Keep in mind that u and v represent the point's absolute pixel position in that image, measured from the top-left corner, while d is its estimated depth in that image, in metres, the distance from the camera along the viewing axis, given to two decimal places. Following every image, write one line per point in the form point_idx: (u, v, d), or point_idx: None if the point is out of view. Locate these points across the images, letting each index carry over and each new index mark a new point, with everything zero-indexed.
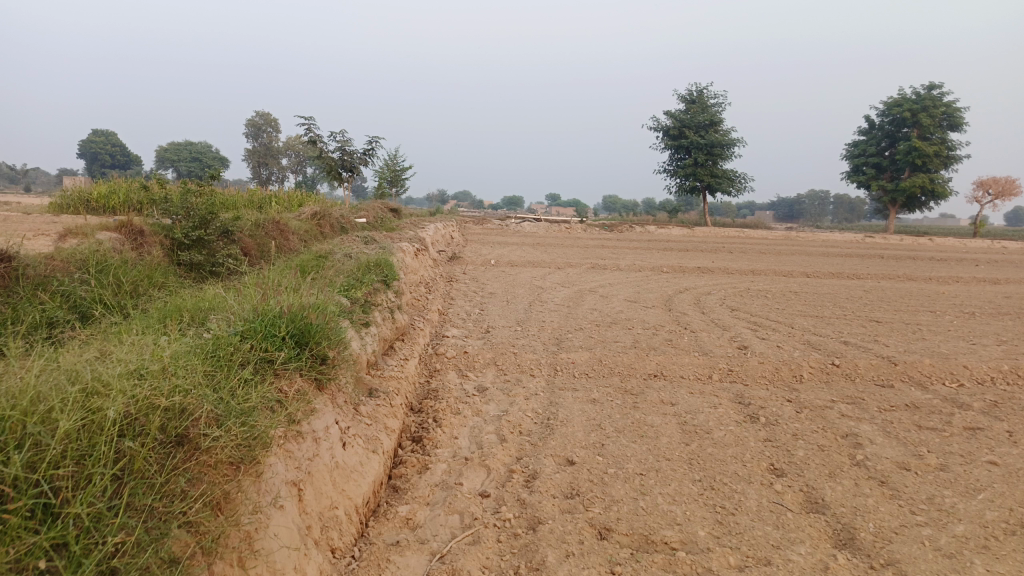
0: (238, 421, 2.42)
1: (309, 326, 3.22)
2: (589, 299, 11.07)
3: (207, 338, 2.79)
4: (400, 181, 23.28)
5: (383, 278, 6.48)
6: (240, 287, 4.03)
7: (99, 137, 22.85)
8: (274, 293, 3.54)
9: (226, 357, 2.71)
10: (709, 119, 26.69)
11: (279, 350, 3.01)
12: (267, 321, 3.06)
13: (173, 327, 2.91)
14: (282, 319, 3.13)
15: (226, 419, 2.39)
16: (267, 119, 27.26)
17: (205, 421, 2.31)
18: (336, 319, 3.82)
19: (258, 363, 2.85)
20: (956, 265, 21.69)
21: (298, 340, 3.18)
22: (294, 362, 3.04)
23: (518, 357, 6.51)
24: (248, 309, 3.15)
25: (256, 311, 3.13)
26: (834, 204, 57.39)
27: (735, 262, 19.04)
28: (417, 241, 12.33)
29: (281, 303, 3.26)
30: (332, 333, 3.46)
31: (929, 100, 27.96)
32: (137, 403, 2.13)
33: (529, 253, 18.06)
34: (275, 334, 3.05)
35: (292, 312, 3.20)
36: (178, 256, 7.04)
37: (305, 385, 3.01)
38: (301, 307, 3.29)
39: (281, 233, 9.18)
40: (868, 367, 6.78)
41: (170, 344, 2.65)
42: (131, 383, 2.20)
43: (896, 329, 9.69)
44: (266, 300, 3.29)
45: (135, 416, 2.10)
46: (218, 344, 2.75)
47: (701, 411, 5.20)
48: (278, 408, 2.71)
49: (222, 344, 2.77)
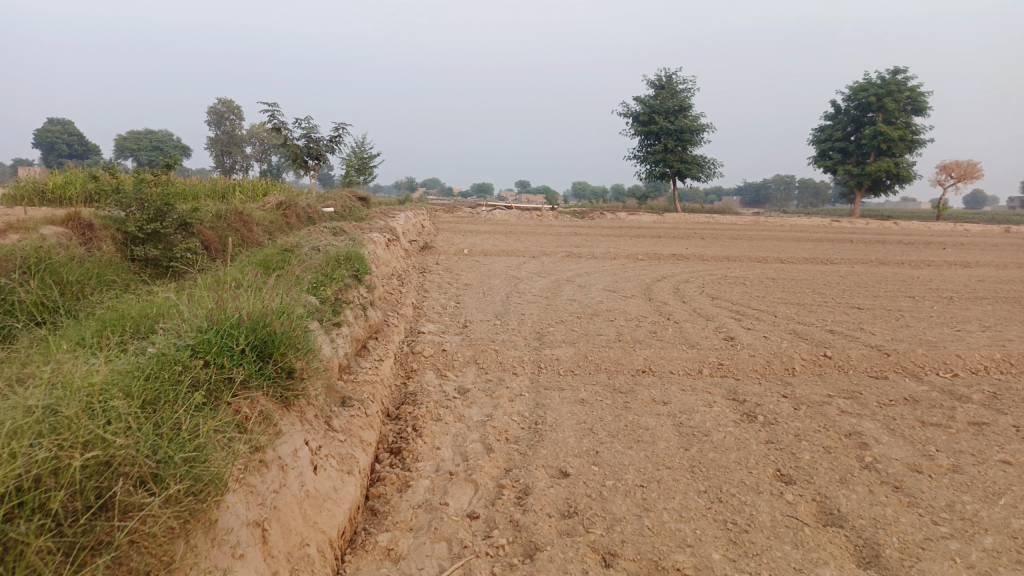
0: (182, 464, 2.05)
1: (272, 336, 2.83)
2: (567, 289, 10.75)
3: (148, 357, 2.41)
4: (368, 168, 22.74)
5: (353, 273, 6.07)
6: (195, 288, 3.62)
7: (55, 126, 21.86)
8: (232, 295, 3.15)
9: (169, 381, 2.33)
10: (679, 105, 26.52)
11: (238, 365, 2.63)
12: (222, 332, 2.67)
13: (109, 345, 2.52)
14: (240, 330, 2.74)
15: (167, 463, 2.02)
16: (230, 106, 26.38)
17: (140, 471, 1.94)
18: (304, 323, 3.43)
19: (213, 384, 2.47)
20: (924, 248, 21.86)
21: (259, 350, 2.80)
22: (255, 379, 2.66)
23: (499, 355, 6.17)
24: (200, 316, 2.75)
25: (208, 319, 2.73)
26: (799, 189, 57.93)
27: (709, 248, 18.91)
28: (388, 232, 11.90)
29: (240, 306, 2.87)
30: (299, 341, 3.08)
31: (893, 85, 28.07)
32: (38, 465, 1.76)
33: (502, 241, 17.70)
34: (233, 346, 2.67)
35: (252, 319, 2.82)
36: (132, 251, 6.56)
37: (268, 404, 2.64)
38: (263, 312, 2.90)
39: (244, 225, 8.70)
40: (861, 358, 6.56)
41: (101, 367, 2.27)
42: (35, 436, 1.82)
43: (879, 316, 9.55)
44: (223, 304, 2.90)
45: (35, 483, 1.73)
46: (160, 365, 2.36)
47: (696, 410, 4.91)
48: (235, 439, 2.34)
49: (166, 363, 2.39)
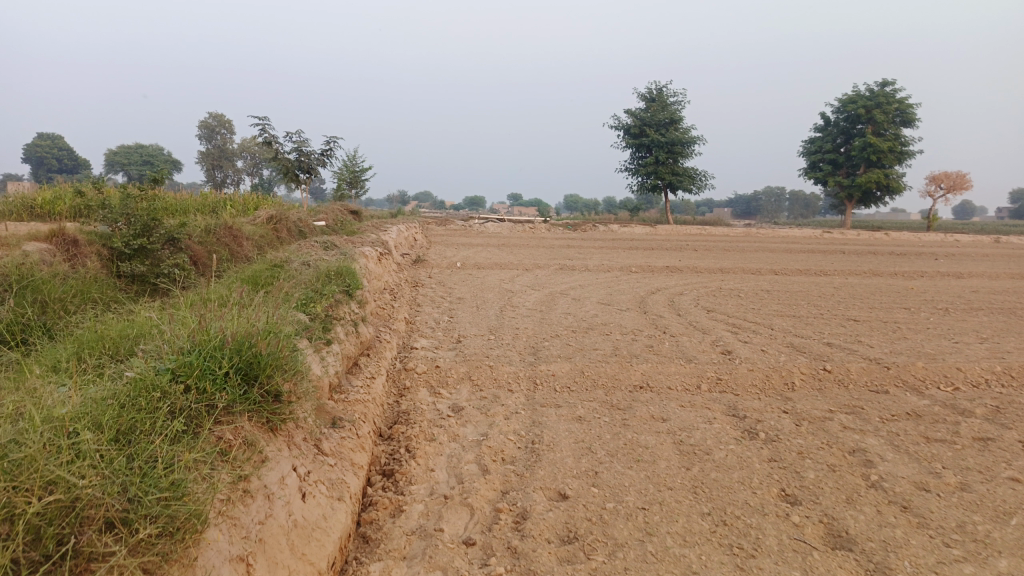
0: (156, 501, 1.93)
1: (258, 358, 2.71)
2: (562, 303, 10.65)
3: (124, 384, 2.29)
4: (360, 182, 22.65)
5: (344, 288, 5.95)
6: (179, 307, 3.49)
7: (45, 140, 21.69)
8: (217, 313, 3.03)
9: (145, 409, 2.21)
10: (670, 117, 26.57)
11: (221, 389, 2.51)
12: (204, 354, 2.54)
13: (85, 371, 2.41)
14: (223, 352, 2.61)
15: (138, 502, 1.91)
16: (221, 121, 26.26)
17: (107, 512, 1.83)
18: (293, 342, 3.31)
19: (194, 410, 2.35)
20: (916, 259, 21.90)
21: (244, 373, 2.68)
22: (240, 403, 2.54)
23: (494, 371, 6.05)
24: (181, 337, 2.63)
25: (190, 341, 2.61)
26: (790, 201, 58.22)
27: (702, 260, 18.87)
28: (380, 245, 11.79)
29: (225, 326, 2.75)
30: (287, 362, 2.96)
31: (882, 97, 28.24)
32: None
33: (494, 254, 17.61)
34: (216, 369, 2.55)
35: (237, 339, 2.69)
36: (118, 267, 6.42)
37: (252, 430, 2.52)
38: (249, 332, 2.78)
39: (234, 239, 8.57)
40: (861, 372, 6.47)
41: (72, 396, 2.16)
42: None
43: (876, 328, 9.48)
44: (207, 323, 2.78)
45: None
46: (137, 391, 2.26)
47: (696, 427, 4.80)
48: (217, 469, 2.22)
49: (143, 389, 2.28)
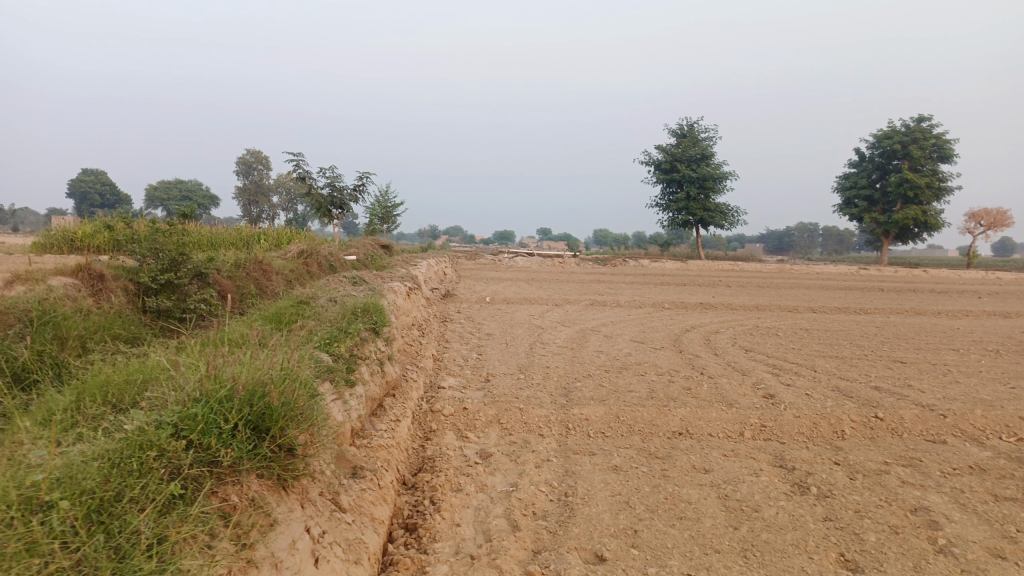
0: None
1: (269, 409, 2.50)
2: (593, 340, 10.35)
3: (118, 442, 2.12)
4: (391, 217, 22.73)
5: (370, 325, 5.76)
6: (193, 347, 3.32)
7: (88, 176, 22.17)
8: (230, 356, 2.84)
9: (135, 472, 2.03)
10: (701, 153, 26.36)
11: (226, 444, 2.31)
12: (210, 405, 2.35)
13: (82, 429, 2.26)
14: (232, 403, 2.42)
15: None
16: (258, 156, 26.65)
17: None
18: (312, 387, 3.10)
19: (195, 469, 2.16)
20: (959, 297, 21.21)
21: (254, 424, 2.48)
22: (246, 460, 2.33)
23: (525, 413, 5.78)
24: (188, 384, 2.45)
25: (196, 389, 2.44)
26: (823, 237, 57.36)
27: (736, 297, 18.45)
28: (409, 280, 11.66)
29: (236, 371, 2.56)
30: (304, 411, 2.74)
31: (918, 133, 27.72)
32: None
33: (524, 289, 17.40)
34: (222, 420, 2.35)
35: (248, 387, 2.50)
36: (144, 303, 6.33)
37: (258, 491, 2.31)
38: (261, 380, 2.58)
39: (262, 273, 8.49)
40: (915, 420, 6.07)
41: (59, 459, 2.01)
42: None
43: (925, 371, 9.01)
44: (219, 366, 2.60)
45: None
46: (131, 450, 2.09)
47: (742, 480, 4.48)
48: (213, 544, 2.02)
49: (137, 448, 2.10)
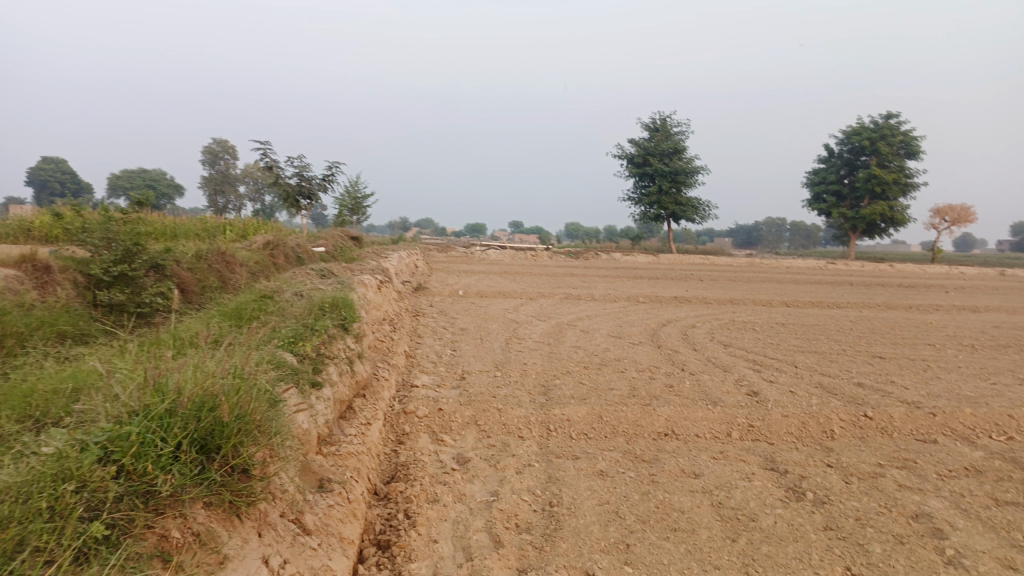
0: None
1: (218, 424, 2.20)
2: (570, 335, 10.08)
3: (30, 473, 1.81)
4: (361, 208, 22.26)
5: (339, 322, 5.41)
6: (135, 350, 2.98)
7: (49, 164, 21.32)
8: (175, 359, 2.52)
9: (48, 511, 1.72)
10: (674, 147, 26.25)
11: (163, 469, 2.00)
12: (148, 420, 2.05)
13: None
14: (175, 419, 2.11)
15: None
16: (224, 147, 26.05)
17: None
18: (272, 392, 2.80)
19: (127, 502, 1.86)
20: (928, 291, 21.38)
21: (200, 442, 2.17)
22: (188, 488, 2.03)
23: (503, 414, 5.48)
24: (123, 395, 2.14)
25: (132, 400, 2.12)
26: (791, 231, 57.97)
27: (710, 291, 18.35)
28: (380, 273, 11.27)
29: (183, 378, 2.25)
30: (262, 423, 2.44)
31: (886, 129, 27.91)
32: None
33: (498, 282, 17.09)
34: (162, 440, 2.05)
35: (195, 399, 2.19)
36: (95, 297, 5.91)
37: (204, 524, 2.02)
38: (210, 391, 2.26)
39: (225, 265, 8.07)
40: (904, 419, 5.90)
41: None
42: None
43: (906, 367, 8.90)
44: (163, 373, 2.28)
45: None
46: (44, 483, 1.78)
47: (735, 485, 4.25)
48: None
49: (52, 480, 1.79)
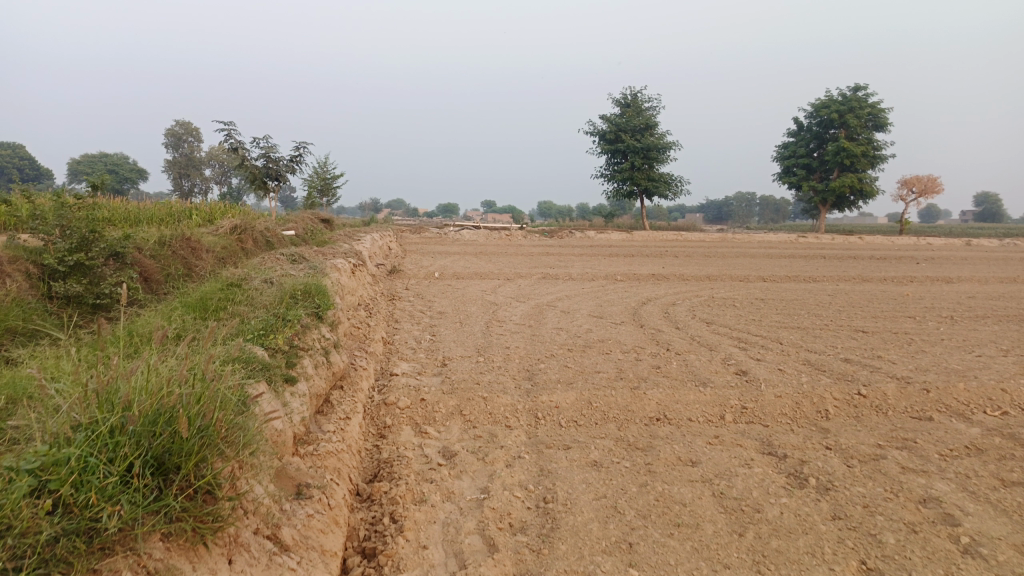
0: None
1: (175, 441, 1.94)
2: (551, 316, 9.85)
3: None
4: (331, 190, 21.79)
5: (313, 310, 5.10)
6: (82, 352, 2.68)
7: (7, 150, 20.52)
8: (123, 361, 2.24)
9: None
10: (644, 123, 26.03)
11: (108, 498, 1.74)
12: (91, 441, 1.79)
13: None
14: (124, 437, 1.85)
15: None
16: (188, 129, 25.20)
17: None
18: (237, 396, 2.53)
19: (64, 544, 1.61)
20: (898, 263, 21.52)
21: (156, 463, 1.92)
22: (140, 521, 1.78)
23: (489, 402, 5.24)
24: (63, 409, 1.88)
25: (71, 415, 1.86)
26: (761, 206, 58.35)
27: (686, 267, 18.26)
28: (353, 256, 10.93)
29: (133, 388, 1.98)
30: (225, 436, 2.18)
31: (854, 102, 27.93)
32: None
33: (473, 263, 16.82)
34: (108, 464, 1.79)
35: (147, 412, 1.93)
36: (50, 289, 5.54)
37: (160, 561, 1.77)
38: (164, 402, 2.00)
39: (191, 252, 7.71)
40: (898, 396, 5.77)
41: None
42: None
43: (890, 341, 8.82)
44: (109, 380, 2.01)
45: None
46: None
47: (735, 472, 4.06)
48: None
49: None
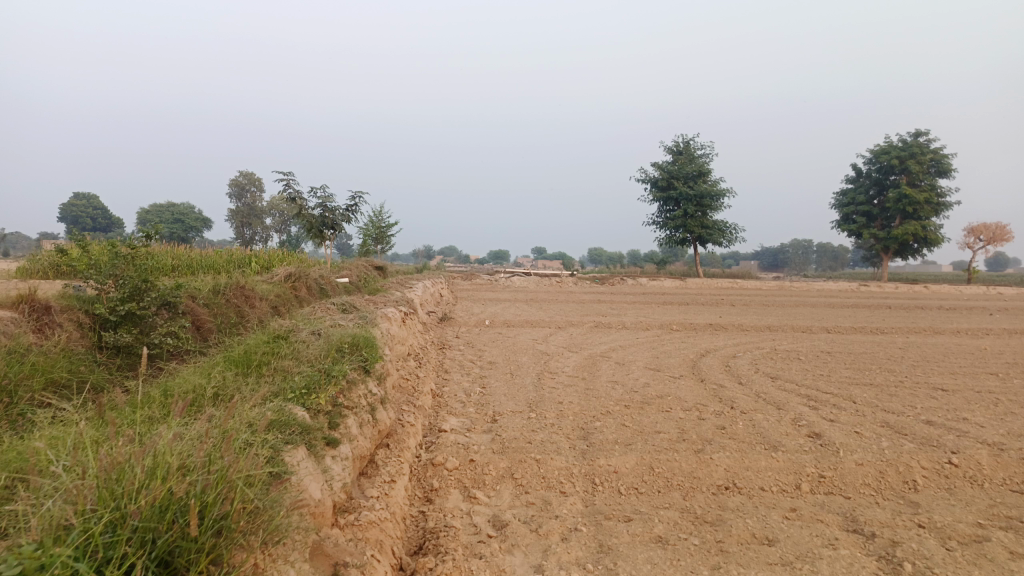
0: None
1: (181, 539, 1.77)
2: (605, 368, 9.47)
3: None
4: (385, 238, 21.95)
5: (359, 364, 4.89)
6: (104, 422, 2.54)
7: (80, 200, 21.28)
8: (137, 439, 2.09)
9: None
10: (697, 170, 25.70)
11: None
12: (85, 541, 1.64)
13: None
14: (125, 535, 1.70)
15: None
16: (251, 179, 25.90)
17: None
18: (267, 472, 2.34)
19: None
20: (970, 314, 20.45)
21: (162, 562, 1.75)
22: None
23: (543, 465, 4.91)
24: (61, 499, 1.75)
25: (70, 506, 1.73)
26: (818, 253, 56.92)
27: (744, 317, 17.64)
28: (404, 305, 10.80)
29: (143, 473, 1.84)
30: (246, 524, 1.99)
31: (916, 148, 27.12)
32: None
33: (524, 310, 16.55)
34: (102, 569, 1.63)
35: (156, 503, 1.77)
36: (101, 339, 5.47)
37: None
38: (173, 493, 1.82)
39: (244, 300, 7.66)
40: (995, 466, 5.21)
41: None
42: None
43: (973, 401, 8.15)
44: (119, 461, 1.88)
45: None
46: None
47: (818, 554, 3.64)
48: None
49: None
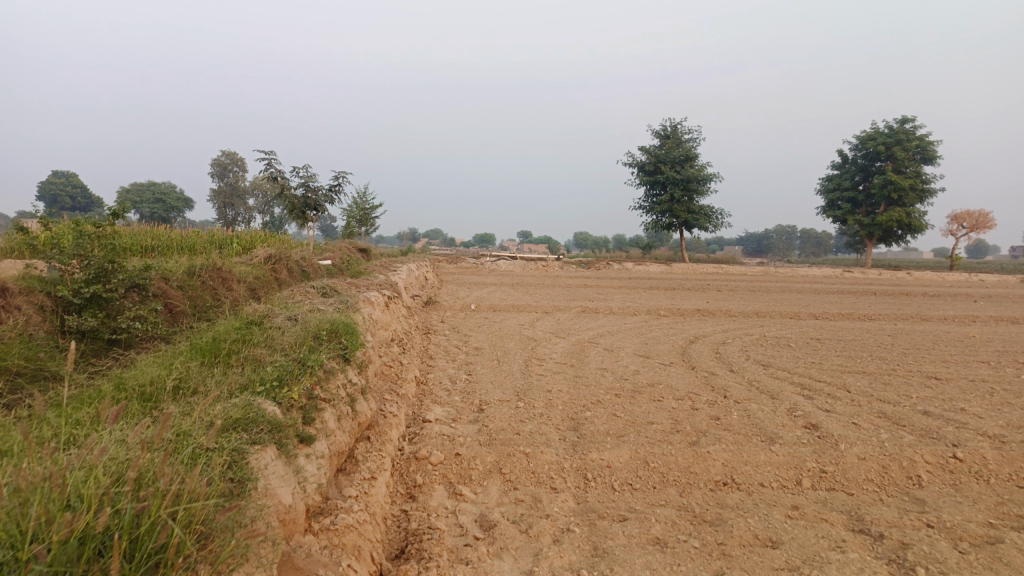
0: None
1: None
2: (593, 355, 9.24)
3: None
4: (370, 220, 21.58)
5: (338, 352, 4.60)
6: (39, 428, 2.28)
7: (58, 178, 20.69)
8: (61, 456, 1.86)
9: None
10: (685, 154, 25.45)
11: None
12: None
13: None
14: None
15: None
16: (233, 158, 25.39)
17: None
18: (220, 484, 2.12)
19: None
20: (954, 301, 20.45)
21: None
22: None
23: (532, 459, 4.66)
24: None
25: None
26: (802, 240, 57.06)
27: (732, 302, 17.49)
28: (388, 288, 10.49)
29: (59, 502, 1.62)
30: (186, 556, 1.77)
31: (902, 134, 27.01)
32: None
33: (511, 294, 16.29)
34: None
35: (72, 538, 1.56)
36: (64, 322, 5.14)
37: None
38: (90, 527, 1.61)
39: (220, 282, 7.34)
40: (1000, 460, 5.03)
41: None
42: None
43: (968, 391, 8.00)
44: (33, 485, 1.66)
45: None
46: None
47: (826, 558, 3.43)
48: None
49: None
